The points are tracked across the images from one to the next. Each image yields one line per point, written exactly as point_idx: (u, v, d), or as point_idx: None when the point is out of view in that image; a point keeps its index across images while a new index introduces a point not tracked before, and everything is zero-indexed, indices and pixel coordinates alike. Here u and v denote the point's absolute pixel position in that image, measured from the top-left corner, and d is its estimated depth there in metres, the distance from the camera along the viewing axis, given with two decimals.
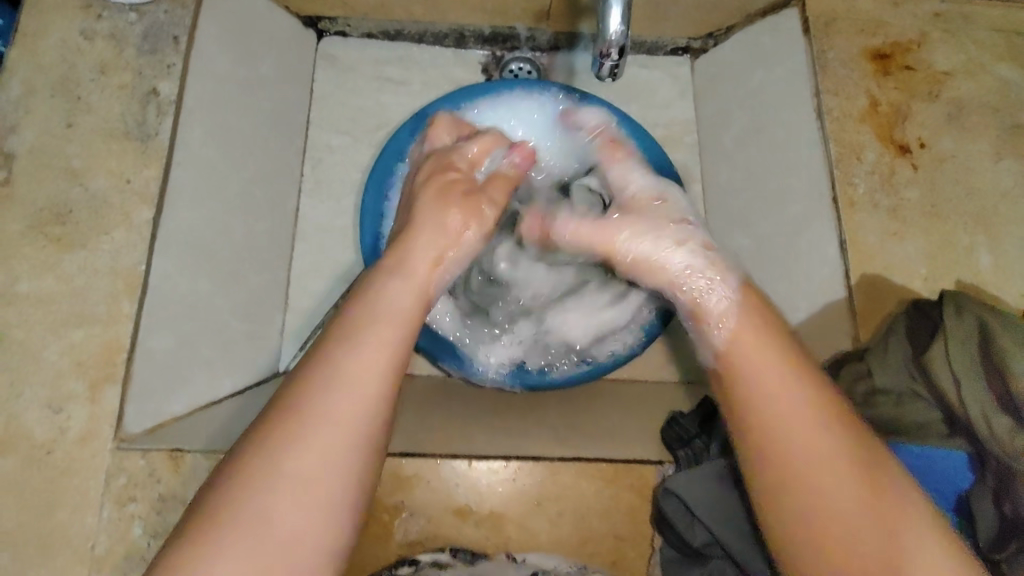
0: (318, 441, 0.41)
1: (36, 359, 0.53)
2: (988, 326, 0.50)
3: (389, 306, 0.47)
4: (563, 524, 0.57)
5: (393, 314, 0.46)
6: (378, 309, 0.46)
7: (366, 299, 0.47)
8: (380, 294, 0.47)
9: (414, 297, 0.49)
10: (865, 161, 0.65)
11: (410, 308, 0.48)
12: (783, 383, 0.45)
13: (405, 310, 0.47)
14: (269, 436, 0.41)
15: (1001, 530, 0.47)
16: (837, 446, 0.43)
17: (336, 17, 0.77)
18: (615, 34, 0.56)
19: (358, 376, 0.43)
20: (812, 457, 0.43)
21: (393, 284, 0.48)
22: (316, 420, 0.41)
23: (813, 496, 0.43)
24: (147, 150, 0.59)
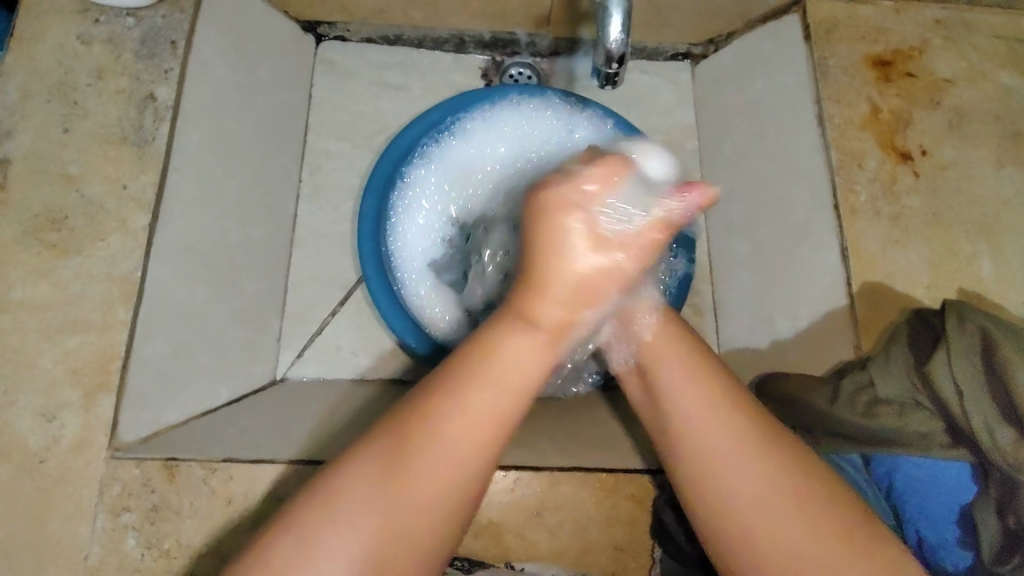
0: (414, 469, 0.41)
1: (30, 367, 0.53)
2: (992, 336, 0.49)
3: (516, 371, 0.44)
4: (561, 535, 0.57)
5: (508, 384, 0.43)
6: (493, 374, 0.43)
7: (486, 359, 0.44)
8: (501, 351, 0.44)
9: (545, 355, 0.45)
10: (866, 169, 0.65)
11: (531, 372, 0.44)
12: (702, 401, 0.46)
13: (527, 373, 0.44)
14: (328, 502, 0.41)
15: (1005, 542, 0.47)
16: (726, 430, 0.45)
17: (335, 22, 0.77)
18: (616, 41, 0.56)
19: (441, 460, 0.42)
20: (724, 470, 0.44)
21: (519, 339, 0.44)
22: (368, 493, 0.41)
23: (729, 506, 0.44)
24: (143, 155, 0.59)
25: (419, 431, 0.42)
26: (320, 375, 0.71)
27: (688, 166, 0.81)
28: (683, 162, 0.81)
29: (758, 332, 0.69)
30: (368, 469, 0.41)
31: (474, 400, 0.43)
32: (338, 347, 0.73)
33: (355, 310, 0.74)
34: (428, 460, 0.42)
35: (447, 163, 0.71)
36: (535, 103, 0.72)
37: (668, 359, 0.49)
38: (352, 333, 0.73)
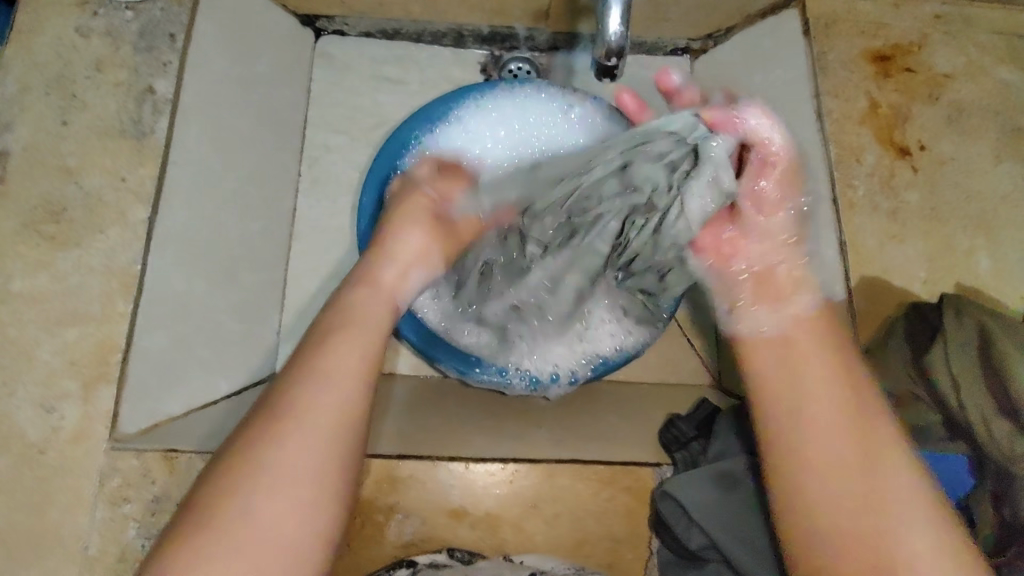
0: (308, 436, 0.42)
1: (30, 358, 0.53)
2: (988, 330, 0.50)
3: (365, 331, 0.48)
4: (559, 526, 0.57)
5: (377, 329, 0.49)
6: (357, 319, 0.49)
7: (338, 317, 0.49)
8: (357, 303, 0.50)
9: (389, 305, 0.52)
10: (864, 163, 0.65)
11: (387, 317, 0.51)
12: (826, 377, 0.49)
13: (374, 318, 0.50)
14: (233, 470, 0.40)
15: (1001, 533, 0.47)
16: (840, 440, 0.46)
17: (333, 16, 0.76)
18: (615, 34, 0.56)
19: (328, 424, 0.43)
20: (814, 437, 0.47)
21: (367, 295, 0.51)
22: (282, 457, 0.41)
23: (806, 476, 0.46)
24: (142, 148, 0.59)
25: (290, 401, 0.43)
26: None
27: None
28: None
29: None
30: (264, 425, 0.42)
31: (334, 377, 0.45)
32: None
33: None
34: (320, 426, 0.42)
35: (442, 154, 0.72)
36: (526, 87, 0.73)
37: (811, 353, 0.50)
38: None
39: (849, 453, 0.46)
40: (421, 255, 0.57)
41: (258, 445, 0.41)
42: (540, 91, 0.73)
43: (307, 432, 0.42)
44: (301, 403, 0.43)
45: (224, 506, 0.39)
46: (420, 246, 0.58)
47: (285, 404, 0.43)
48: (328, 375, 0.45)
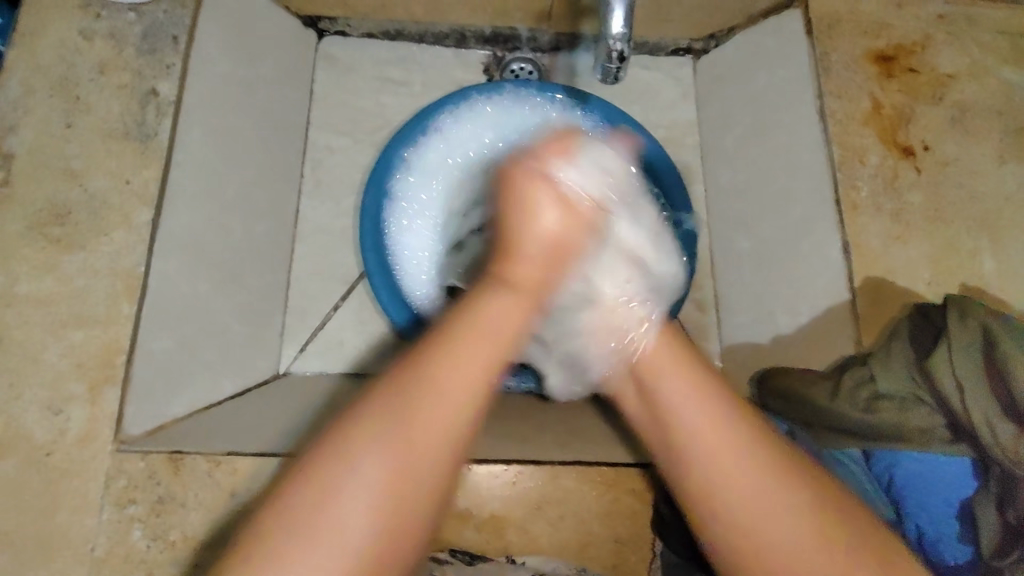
0: (385, 461, 0.41)
1: (36, 360, 0.53)
2: (992, 331, 0.49)
3: (495, 333, 0.45)
4: (563, 528, 0.57)
5: (494, 339, 0.45)
6: (471, 324, 0.45)
7: (457, 314, 0.46)
8: (484, 307, 0.46)
9: (522, 313, 0.47)
10: (867, 164, 0.65)
11: (517, 325, 0.46)
12: (709, 451, 0.47)
13: (508, 330, 0.46)
14: (321, 474, 0.40)
15: (1006, 536, 0.47)
16: (736, 461, 0.46)
17: (336, 17, 0.77)
18: (619, 35, 0.56)
19: (426, 424, 0.42)
20: (723, 472, 0.46)
21: (499, 299, 0.47)
22: (355, 481, 0.40)
23: (704, 499, 0.46)
24: (146, 151, 0.59)
25: (393, 408, 0.42)
26: (323, 368, 0.71)
27: (691, 162, 0.82)
28: (684, 158, 0.82)
29: (761, 326, 0.69)
30: (344, 444, 0.41)
31: (446, 368, 0.43)
32: (341, 341, 0.73)
33: (357, 304, 0.74)
34: (391, 456, 0.41)
35: (429, 166, 0.73)
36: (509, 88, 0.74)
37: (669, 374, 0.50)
38: (354, 327, 0.73)
39: (751, 469, 0.45)
40: (526, 205, 0.49)
41: (320, 478, 0.40)
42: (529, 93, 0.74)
43: (383, 463, 0.41)
44: (409, 399, 0.42)
45: (314, 509, 0.40)
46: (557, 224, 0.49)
47: (359, 423, 0.42)
48: (421, 405, 0.42)
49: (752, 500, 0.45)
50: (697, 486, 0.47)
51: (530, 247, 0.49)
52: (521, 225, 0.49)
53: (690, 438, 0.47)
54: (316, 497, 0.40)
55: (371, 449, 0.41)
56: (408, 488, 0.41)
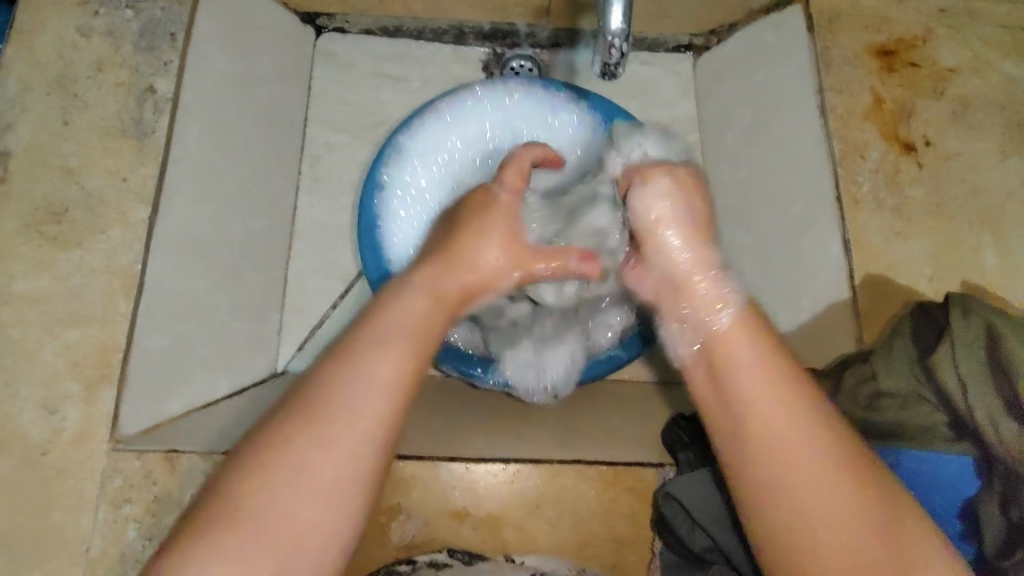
0: (297, 467, 0.40)
1: (32, 359, 0.53)
2: (996, 328, 0.49)
3: (397, 319, 0.47)
4: (562, 527, 0.57)
5: (410, 330, 0.46)
6: (391, 317, 0.47)
7: (370, 317, 0.47)
8: (395, 301, 0.48)
9: (438, 313, 0.49)
10: (868, 160, 0.64)
11: (421, 321, 0.47)
12: (801, 470, 0.42)
13: (421, 325, 0.47)
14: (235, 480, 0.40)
15: (1010, 535, 0.47)
16: (834, 484, 0.42)
17: (334, 13, 0.77)
18: (617, 30, 0.55)
19: (359, 411, 0.42)
20: (818, 493, 0.42)
21: (413, 299, 0.48)
22: (276, 484, 0.40)
23: (790, 512, 0.42)
24: (143, 148, 0.59)
25: (302, 413, 0.42)
26: None
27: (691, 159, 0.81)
28: None
29: None
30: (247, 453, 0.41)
31: (368, 364, 0.43)
32: None
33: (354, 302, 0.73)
34: (304, 461, 0.40)
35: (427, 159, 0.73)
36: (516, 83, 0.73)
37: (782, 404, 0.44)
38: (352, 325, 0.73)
39: (844, 493, 0.41)
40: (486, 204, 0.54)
41: (235, 486, 0.40)
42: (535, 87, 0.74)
43: (302, 454, 0.41)
44: (319, 394, 0.42)
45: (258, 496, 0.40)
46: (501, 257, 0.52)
47: (318, 395, 0.42)
48: (329, 403, 0.42)
49: (839, 521, 0.41)
50: (781, 497, 0.42)
51: (482, 268, 0.52)
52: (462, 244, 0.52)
53: (786, 450, 0.43)
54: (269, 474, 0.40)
55: (285, 459, 0.40)
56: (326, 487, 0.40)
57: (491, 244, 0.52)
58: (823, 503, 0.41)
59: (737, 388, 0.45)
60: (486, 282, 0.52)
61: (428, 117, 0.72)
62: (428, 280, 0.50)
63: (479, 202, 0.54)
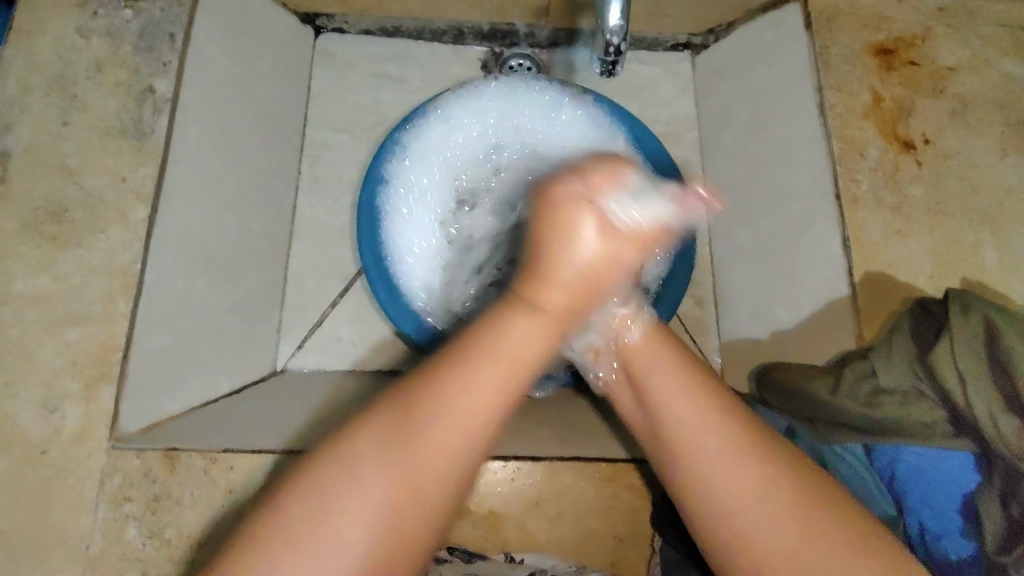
0: (354, 532, 0.41)
1: (31, 358, 0.53)
2: (995, 324, 0.49)
3: (487, 370, 0.44)
4: (561, 525, 0.57)
5: (482, 393, 0.44)
6: (492, 352, 0.44)
7: (465, 344, 0.45)
8: (508, 330, 0.45)
9: (547, 335, 0.46)
10: (867, 158, 0.64)
11: (530, 350, 0.45)
12: (702, 455, 0.45)
13: (531, 359, 0.45)
14: (286, 527, 0.40)
15: (1009, 531, 0.46)
16: (724, 462, 0.44)
17: (333, 14, 0.77)
18: (615, 27, 0.55)
19: (371, 484, 0.42)
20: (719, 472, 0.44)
21: (525, 323, 0.45)
22: (319, 541, 0.40)
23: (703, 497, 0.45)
24: (143, 148, 0.59)
25: (328, 471, 0.42)
26: (321, 366, 0.71)
27: (691, 158, 0.81)
28: (684, 154, 0.81)
29: (759, 322, 0.68)
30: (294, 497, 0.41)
31: (444, 433, 0.43)
32: (339, 339, 0.72)
33: (355, 301, 0.74)
34: (342, 524, 0.41)
35: (427, 153, 0.72)
36: (523, 83, 0.73)
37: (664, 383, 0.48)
38: (352, 324, 0.73)
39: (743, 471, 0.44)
40: (574, 201, 0.45)
41: (282, 547, 0.40)
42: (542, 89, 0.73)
43: (347, 513, 0.41)
44: (354, 450, 0.42)
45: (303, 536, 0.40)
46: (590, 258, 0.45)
47: (347, 441, 0.43)
48: (398, 461, 0.42)
49: (750, 503, 0.43)
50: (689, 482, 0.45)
51: (566, 275, 0.45)
52: (555, 227, 0.45)
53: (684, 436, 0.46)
54: (317, 504, 0.41)
55: (326, 516, 0.41)
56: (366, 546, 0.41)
57: (593, 231, 0.45)
58: (728, 487, 0.44)
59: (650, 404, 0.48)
60: (594, 269, 0.46)
61: (433, 111, 0.72)
62: (539, 294, 0.45)
63: (559, 208, 0.46)
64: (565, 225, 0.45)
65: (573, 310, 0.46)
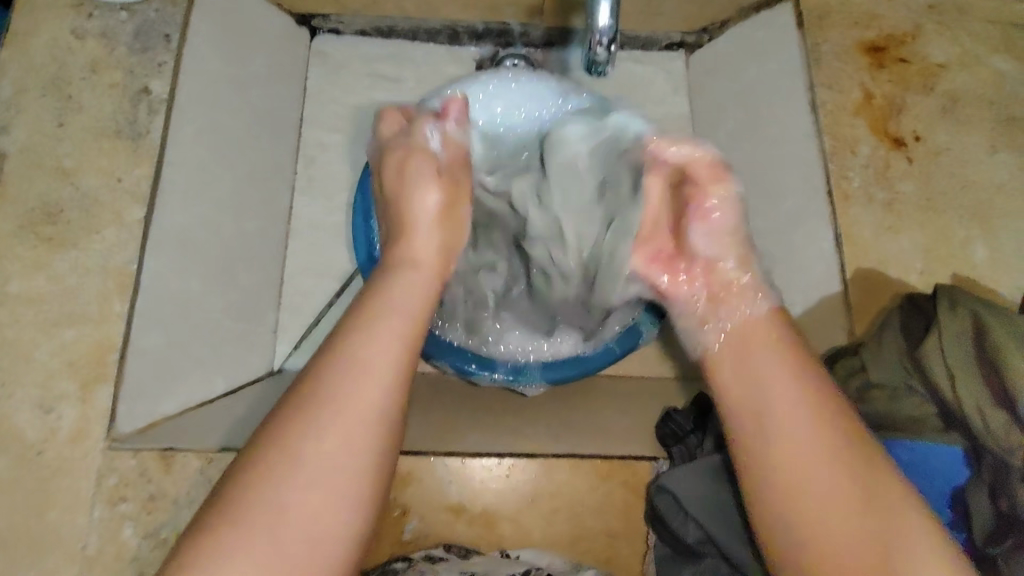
0: (335, 457, 0.38)
1: (28, 359, 0.53)
2: (983, 319, 0.50)
3: (397, 306, 0.44)
4: (557, 521, 0.58)
5: (403, 312, 0.44)
6: (380, 297, 0.44)
7: (375, 297, 0.44)
8: (398, 280, 0.46)
9: (427, 286, 0.47)
10: (858, 155, 0.65)
11: (424, 294, 0.46)
12: (808, 449, 0.43)
13: (417, 305, 0.45)
14: (255, 475, 0.37)
15: (998, 525, 0.46)
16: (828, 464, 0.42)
17: (329, 14, 0.77)
18: (604, 27, 0.56)
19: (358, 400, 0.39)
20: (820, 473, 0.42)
21: (408, 277, 0.47)
22: (291, 475, 0.37)
23: (798, 496, 0.42)
24: (138, 149, 0.60)
25: (314, 400, 0.39)
26: None
27: None
28: None
29: None
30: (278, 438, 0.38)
31: (376, 338, 0.42)
32: None
33: (349, 299, 0.73)
34: (335, 456, 0.38)
35: None
36: (527, 77, 0.72)
37: (768, 365, 0.46)
38: None
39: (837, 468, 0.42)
40: (399, 163, 0.53)
41: (263, 477, 0.37)
42: (543, 82, 0.72)
43: (317, 440, 0.38)
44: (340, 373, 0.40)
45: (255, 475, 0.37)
46: (443, 193, 0.52)
47: (328, 367, 0.40)
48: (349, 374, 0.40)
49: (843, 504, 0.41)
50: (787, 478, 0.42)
51: (423, 214, 0.51)
52: (400, 176, 0.53)
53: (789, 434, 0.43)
54: (296, 436, 0.38)
55: (309, 452, 0.38)
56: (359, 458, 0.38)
57: (431, 186, 0.52)
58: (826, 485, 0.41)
59: (756, 394, 0.46)
60: (443, 210, 0.51)
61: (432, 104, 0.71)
62: (410, 260, 0.48)
63: (414, 164, 0.52)
64: (413, 168, 0.52)
65: (446, 247, 0.50)
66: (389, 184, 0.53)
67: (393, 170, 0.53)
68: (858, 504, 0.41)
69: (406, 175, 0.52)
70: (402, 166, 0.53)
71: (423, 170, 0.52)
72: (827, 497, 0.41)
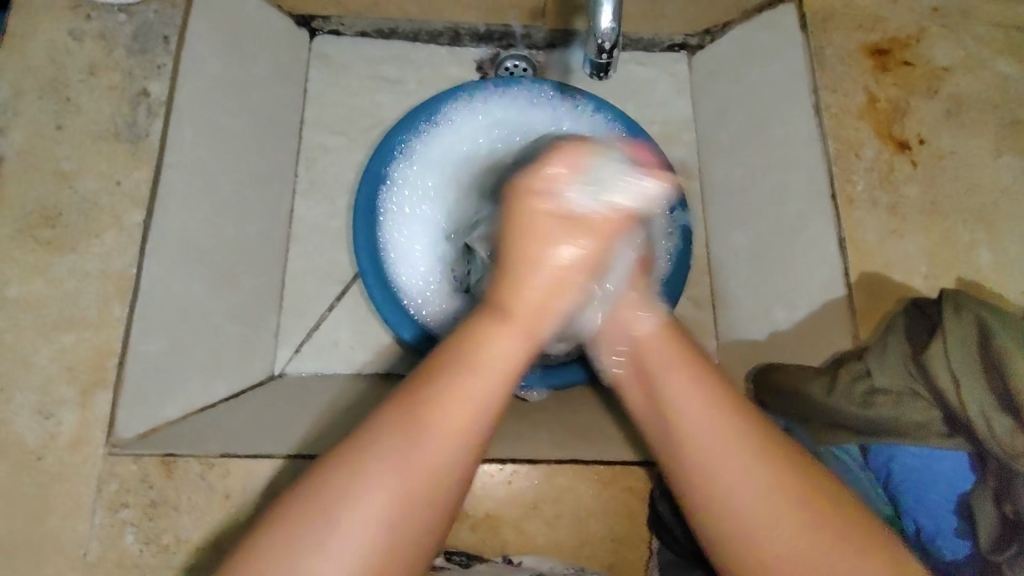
0: (382, 499, 0.40)
1: (27, 363, 0.52)
2: (987, 324, 0.49)
3: (501, 359, 0.45)
4: (560, 527, 0.57)
5: (494, 370, 0.44)
6: (480, 361, 0.44)
7: (474, 346, 0.45)
8: (489, 342, 0.45)
9: (528, 347, 0.46)
10: (863, 158, 0.65)
11: (522, 363, 0.45)
12: (715, 438, 0.45)
13: (515, 365, 0.45)
14: (331, 488, 0.40)
15: (1003, 531, 0.46)
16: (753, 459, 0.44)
17: (329, 16, 0.77)
18: (607, 30, 0.55)
19: (428, 454, 0.42)
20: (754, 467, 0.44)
21: (495, 330, 0.45)
22: (350, 513, 0.40)
23: (718, 480, 0.45)
24: (137, 152, 0.59)
25: (384, 435, 0.42)
26: (319, 368, 0.71)
27: (687, 158, 0.81)
28: (680, 154, 0.81)
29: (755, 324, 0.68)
30: (343, 470, 0.41)
31: (465, 393, 0.43)
32: (336, 341, 0.72)
33: (352, 304, 0.74)
34: (392, 494, 0.40)
35: (429, 152, 0.73)
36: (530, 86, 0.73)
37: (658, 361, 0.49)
38: (350, 326, 0.73)
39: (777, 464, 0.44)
40: (531, 189, 0.47)
41: (331, 496, 0.40)
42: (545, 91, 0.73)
43: (382, 490, 0.40)
44: (417, 417, 0.42)
45: (326, 536, 0.39)
46: (568, 259, 0.47)
47: (401, 409, 0.42)
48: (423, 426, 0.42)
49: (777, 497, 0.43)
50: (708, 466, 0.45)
51: (524, 291, 0.46)
52: (528, 248, 0.46)
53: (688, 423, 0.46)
54: (361, 473, 0.41)
55: (363, 478, 0.41)
56: (403, 518, 0.40)
57: (555, 242, 0.46)
58: (760, 481, 0.44)
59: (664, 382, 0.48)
60: (566, 276, 0.47)
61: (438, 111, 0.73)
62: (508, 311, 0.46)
63: (525, 197, 0.47)
64: (530, 228, 0.46)
65: (547, 301, 0.47)
66: (511, 229, 0.47)
67: (521, 217, 0.47)
68: (798, 504, 0.43)
69: (518, 218, 0.47)
70: (516, 224, 0.47)
71: (559, 230, 0.46)
72: (755, 498, 0.43)
